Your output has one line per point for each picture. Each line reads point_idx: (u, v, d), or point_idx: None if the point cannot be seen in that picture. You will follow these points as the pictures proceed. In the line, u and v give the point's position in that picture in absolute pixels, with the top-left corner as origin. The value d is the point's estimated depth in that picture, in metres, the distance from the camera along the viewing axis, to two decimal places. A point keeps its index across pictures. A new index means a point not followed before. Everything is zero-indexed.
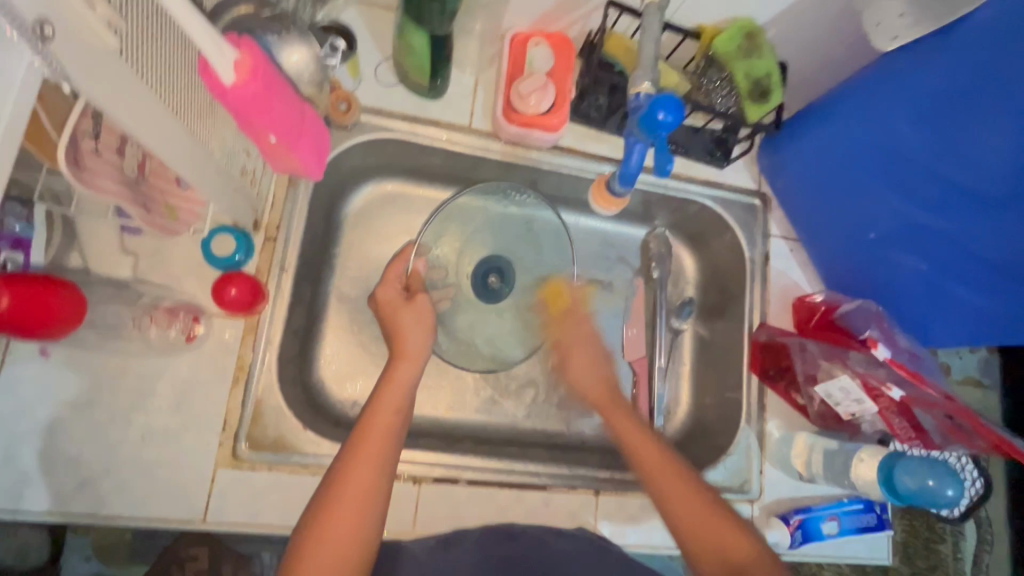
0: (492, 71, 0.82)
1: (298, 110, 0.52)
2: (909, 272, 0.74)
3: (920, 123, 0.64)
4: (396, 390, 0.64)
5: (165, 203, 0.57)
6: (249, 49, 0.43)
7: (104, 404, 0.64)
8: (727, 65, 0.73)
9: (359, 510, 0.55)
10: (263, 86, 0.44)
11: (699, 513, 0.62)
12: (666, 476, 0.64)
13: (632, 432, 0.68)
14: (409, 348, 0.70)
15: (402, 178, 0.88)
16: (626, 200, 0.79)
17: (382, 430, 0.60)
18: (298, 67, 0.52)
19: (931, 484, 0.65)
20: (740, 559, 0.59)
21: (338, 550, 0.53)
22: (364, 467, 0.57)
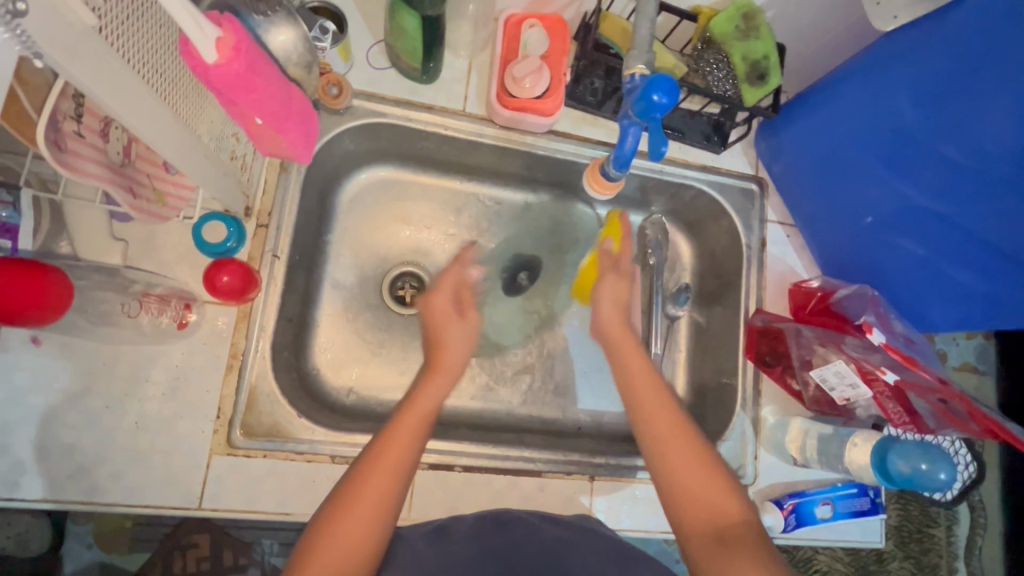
0: (486, 54, 0.81)
1: (285, 91, 0.51)
2: (905, 255, 0.73)
3: (922, 105, 0.63)
4: (425, 403, 0.63)
5: (155, 188, 0.56)
6: (231, 26, 0.41)
7: (97, 392, 0.64)
8: (724, 47, 0.72)
9: (369, 516, 0.55)
10: (246, 65, 0.43)
11: (696, 472, 0.59)
12: (674, 441, 0.61)
13: (650, 395, 0.65)
14: (445, 366, 0.67)
15: (396, 164, 0.88)
16: (620, 184, 0.77)
17: (406, 442, 0.59)
18: (285, 48, 0.52)
19: (924, 468, 0.65)
20: (726, 517, 0.56)
21: (343, 556, 0.53)
22: (380, 476, 0.56)
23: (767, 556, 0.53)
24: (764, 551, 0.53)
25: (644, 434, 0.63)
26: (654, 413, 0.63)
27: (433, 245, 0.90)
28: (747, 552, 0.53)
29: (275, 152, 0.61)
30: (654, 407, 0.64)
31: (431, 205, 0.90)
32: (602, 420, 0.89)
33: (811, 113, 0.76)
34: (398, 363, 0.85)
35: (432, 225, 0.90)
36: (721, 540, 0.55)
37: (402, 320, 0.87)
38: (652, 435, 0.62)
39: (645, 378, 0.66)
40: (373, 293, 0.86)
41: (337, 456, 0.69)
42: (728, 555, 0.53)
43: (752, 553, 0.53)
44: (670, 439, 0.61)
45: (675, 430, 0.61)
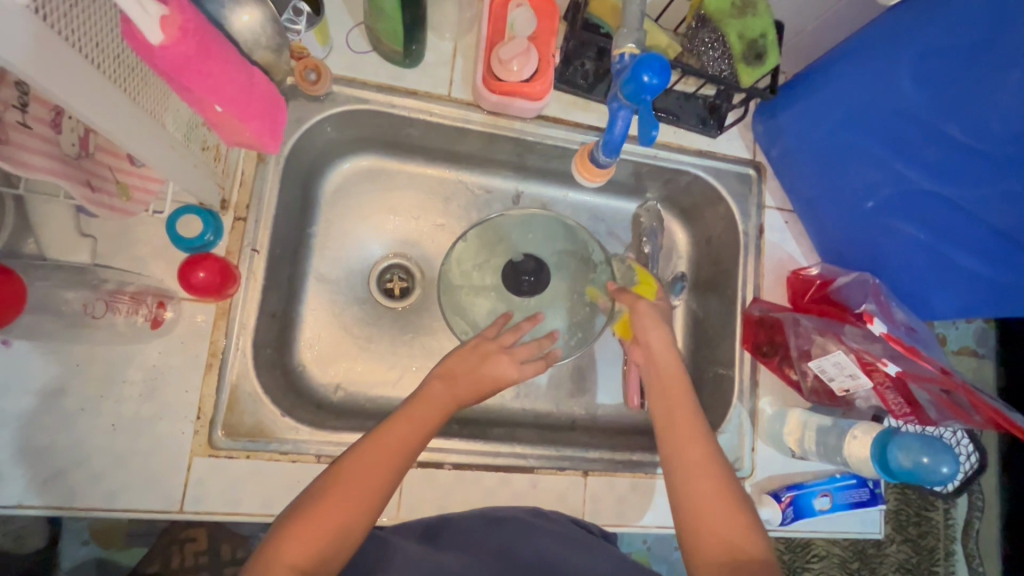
0: (472, 36, 0.78)
1: (246, 75, 0.49)
2: (906, 240, 0.71)
3: (923, 83, 0.60)
4: (426, 411, 0.63)
5: (120, 183, 0.54)
6: (176, 3, 0.40)
7: (72, 393, 0.62)
8: (719, 25, 0.69)
9: (349, 505, 0.55)
10: (196, 46, 0.41)
11: (714, 505, 0.58)
12: (703, 487, 0.60)
13: (681, 402, 0.66)
14: (462, 383, 0.67)
15: (380, 153, 0.85)
16: (608, 173, 0.74)
17: (397, 442, 0.59)
18: (251, 28, 0.49)
19: (925, 461, 0.62)
20: (741, 551, 0.56)
21: (317, 543, 0.53)
22: (366, 470, 0.57)
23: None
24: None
25: (673, 478, 0.62)
26: (687, 457, 0.62)
27: (421, 236, 0.87)
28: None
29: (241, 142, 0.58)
30: (691, 455, 0.62)
31: (419, 194, 0.87)
32: (596, 413, 0.87)
33: (808, 94, 0.74)
34: (386, 358, 0.83)
35: (418, 215, 0.87)
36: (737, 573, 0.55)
37: (390, 314, 0.84)
38: (683, 482, 0.61)
39: (681, 414, 0.65)
40: (360, 286, 0.84)
41: (322, 456, 0.67)
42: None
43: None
44: (698, 485, 0.60)
45: (703, 472, 0.60)
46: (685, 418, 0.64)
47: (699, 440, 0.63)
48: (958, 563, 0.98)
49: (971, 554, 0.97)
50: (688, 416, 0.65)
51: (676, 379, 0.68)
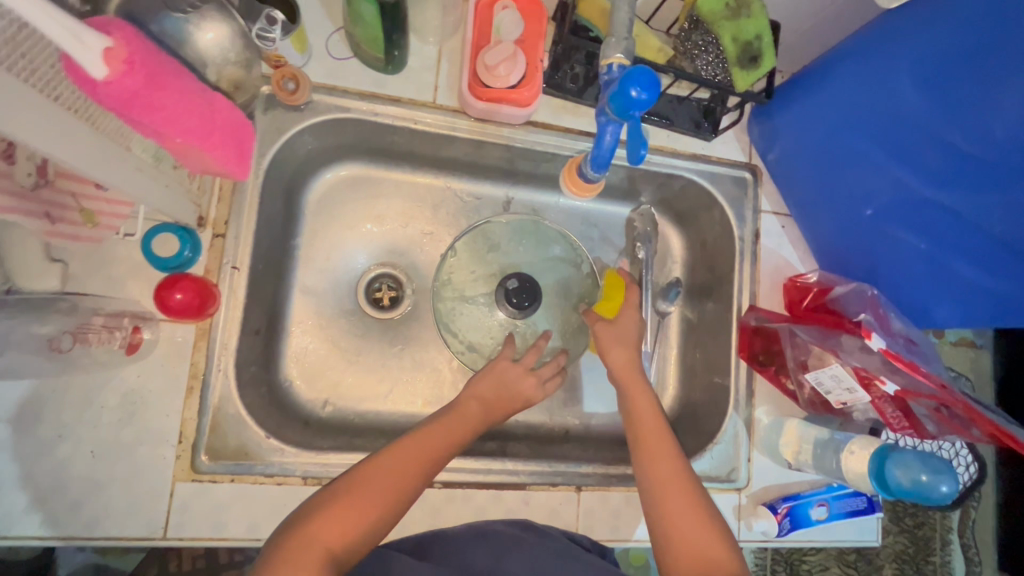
0: (457, 40, 0.75)
1: (205, 104, 0.48)
2: (908, 249, 0.69)
3: (924, 88, 0.58)
4: (461, 423, 0.66)
5: (83, 209, 0.57)
6: (121, 34, 0.39)
7: (48, 419, 0.60)
8: (713, 27, 0.66)
9: (381, 494, 0.56)
10: (144, 79, 0.40)
11: (693, 523, 0.58)
12: (687, 516, 0.59)
13: (650, 424, 0.67)
14: (496, 404, 0.71)
15: (365, 160, 0.82)
16: (596, 186, 0.74)
17: (432, 444, 0.62)
18: (216, 44, 0.51)
19: (924, 479, 0.61)
20: (717, 566, 0.55)
21: (353, 523, 0.53)
22: (395, 468, 0.58)
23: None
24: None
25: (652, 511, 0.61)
26: (665, 489, 0.61)
27: (410, 245, 0.85)
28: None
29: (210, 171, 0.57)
30: (672, 484, 0.61)
31: (406, 202, 0.85)
32: (591, 423, 0.86)
33: (805, 98, 0.71)
34: (375, 370, 0.81)
35: (406, 224, 0.85)
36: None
37: (378, 326, 0.82)
38: (664, 515, 0.60)
39: (659, 444, 0.65)
40: (347, 298, 0.82)
41: (308, 477, 0.66)
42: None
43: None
44: (681, 515, 0.59)
45: (683, 497, 0.60)
46: (654, 434, 0.66)
47: (679, 471, 0.63)
48: (955, 554, 0.97)
49: (968, 545, 0.97)
50: (662, 445, 0.65)
51: (649, 412, 0.69)
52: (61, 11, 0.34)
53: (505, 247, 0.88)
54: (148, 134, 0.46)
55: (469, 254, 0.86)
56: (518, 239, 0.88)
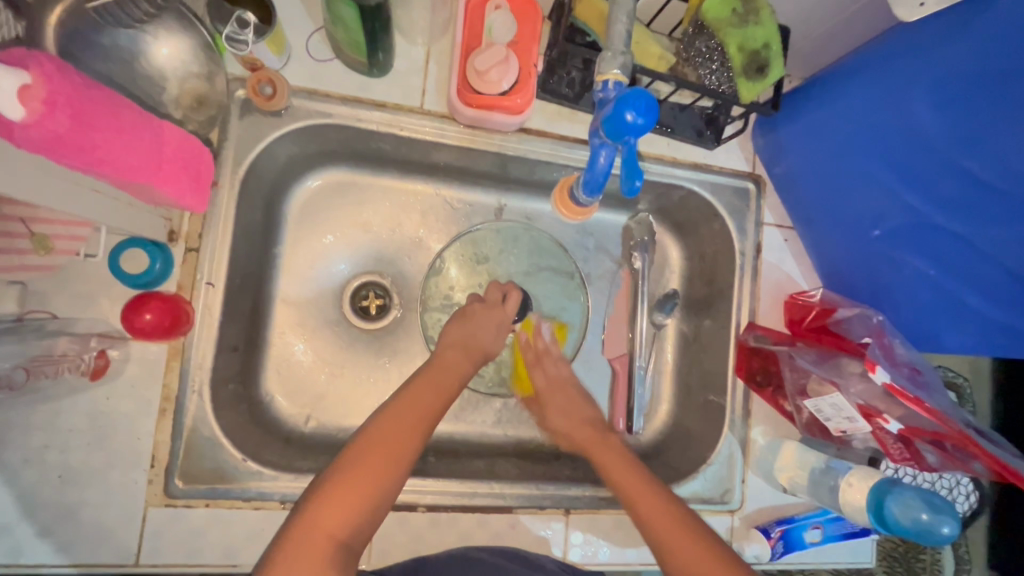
0: (447, 40, 0.71)
1: (148, 138, 0.46)
2: (913, 274, 0.66)
3: (939, 110, 0.55)
4: (446, 375, 0.66)
5: (35, 234, 0.55)
6: (41, 72, 0.37)
7: (13, 444, 0.57)
8: (718, 34, 0.61)
9: (377, 479, 0.54)
10: (68, 118, 0.38)
11: (700, 556, 0.56)
12: (712, 573, 0.55)
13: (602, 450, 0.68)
14: (472, 348, 0.72)
15: (351, 165, 0.79)
16: (587, 210, 0.73)
17: (423, 403, 0.61)
18: (170, 56, 0.52)
19: (924, 518, 0.59)
20: None
21: (353, 505, 0.52)
22: (393, 436, 0.57)
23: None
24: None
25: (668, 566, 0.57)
26: (674, 539, 0.57)
27: (397, 253, 0.82)
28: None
29: (161, 203, 0.55)
30: (652, 501, 0.60)
31: (394, 208, 0.81)
32: None
33: (815, 105, 0.67)
34: (360, 384, 0.78)
35: (393, 231, 0.82)
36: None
37: (364, 337, 0.80)
38: (679, 563, 0.56)
39: (632, 478, 0.63)
40: (332, 308, 0.79)
41: (287, 502, 0.63)
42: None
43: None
44: (709, 575, 0.55)
45: (701, 556, 0.56)
46: (612, 454, 0.67)
47: (688, 527, 0.58)
48: None
49: None
50: (640, 485, 0.62)
51: (600, 442, 0.70)
52: None
53: (501, 261, 0.85)
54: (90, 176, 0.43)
55: (460, 258, 0.83)
56: (512, 248, 0.85)
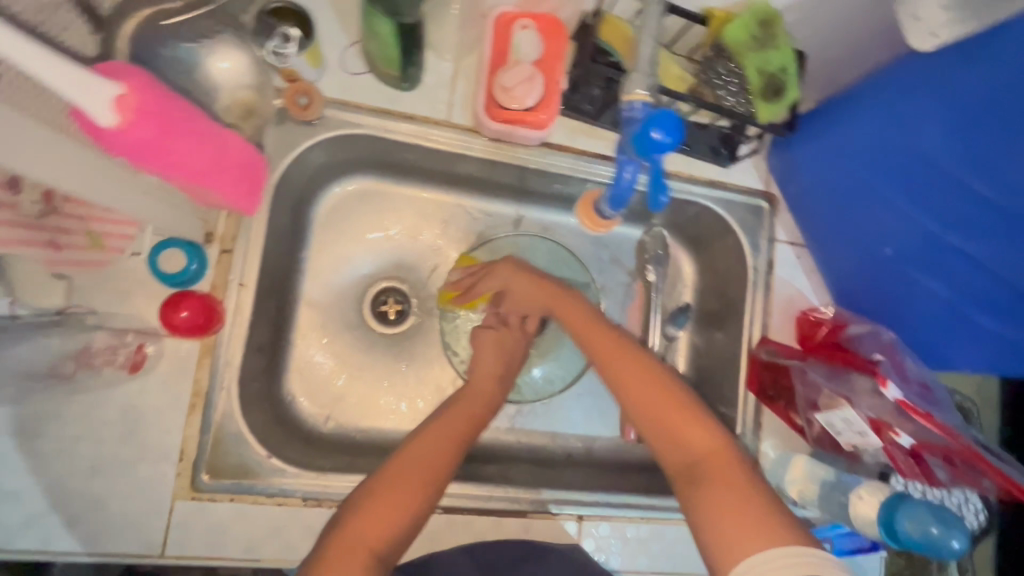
0: (474, 56, 0.74)
1: (217, 143, 0.49)
2: (923, 293, 0.67)
3: (949, 135, 0.57)
4: (480, 401, 0.70)
5: (90, 232, 0.57)
6: (134, 82, 0.39)
7: (48, 434, 0.59)
8: (736, 56, 0.64)
9: (420, 486, 0.55)
10: (153, 127, 0.41)
11: (661, 409, 0.57)
12: (672, 417, 0.56)
13: (594, 333, 0.66)
14: (506, 367, 0.75)
15: (376, 174, 0.81)
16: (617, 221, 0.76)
17: (461, 423, 0.64)
18: (229, 73, 0.53)
19: (934, 532, 0.59)
20: (694, 454, 0.53)
21: (394, 515, 0.53)
22: (433, 451, 0.59)
23: (756, 507, 0.47)
24: (749, 486, 0.49)
25: (637, 415, 0.59)
26: (648, 402, 0.57)
27: (417, 259, 0.84)
28: (724, 493, 0.49)
29: (218, 204, 0.58)
30: (637, 379, 0.59)
31: (416, 217, 0.84)
32: (593, 446, 0.85)
33: (825, 129, 0.70)
34: (379, 388, 0.80)
35: (414, 238, 0.84)
36: (695, 477, 0.52)
37: (383, 340, 0.82)
38: (645, 414, 0.58)
39: (603, 338, 0.65)
40: (353, 312, 0.81)
41: (309, 499, 0.65)
42: (701, 489, 0.50)
43: (733, 493, 0.49)
44: (668, 419, 0.56)
45: (664, 405, 0.57)
46: (602, 333, 0.65)
47: (653, 376, 0.59)
48: None
49: None
50: (616, 347, 0.63)
51: (592, 323, 0.67)
52: (68, 64, 0.34)
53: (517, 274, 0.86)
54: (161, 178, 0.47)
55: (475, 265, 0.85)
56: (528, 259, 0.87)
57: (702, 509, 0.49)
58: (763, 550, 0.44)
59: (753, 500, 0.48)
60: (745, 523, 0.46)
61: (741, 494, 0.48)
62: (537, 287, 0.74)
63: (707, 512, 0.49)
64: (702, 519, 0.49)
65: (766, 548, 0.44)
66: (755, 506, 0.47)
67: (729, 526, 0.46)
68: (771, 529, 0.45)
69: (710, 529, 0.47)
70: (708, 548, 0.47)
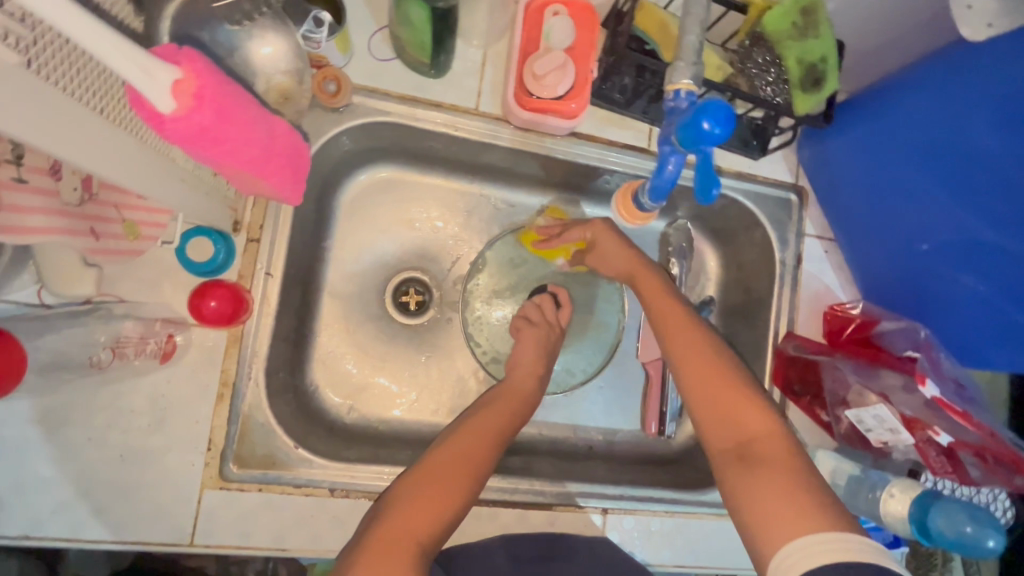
0: (504, 44, 0.72)
1: (268, 131, 0.48)
2: (963, 290, 0.66)
3: (996, 130, 0.56)
4: (514, 401, 0.69)
5: (125, 220, 0.57)
6: (191, 65, 0.39)
7: (77, 422, 0.59)
8: (776, 46, 0.63)
9: (456, 483, 0.55)
10: (211, 114, 0.40)
11: (715, 388, 0.55)
12: (726, 397, 0.54)
13: (660, 299, 0.66)
14: (543, 361, 0.75)
15: (400, 163, 0.80)
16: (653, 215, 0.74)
17: (497, 422, 0.64)
18: (271, 57, 0.52)
19: (969, 531, 0.59)
20: (747, 436, 0.51)
21: (434, 511, 0.52)
22: (468, 449, 0.59)
23: (804, 493, 0.45)
24: (799, 470, 0.47)
25: (690, 390, 0.57)
26: (700, 380, 0.56)
27: (440, 250, 0.83)
28: (773, 478, 0.47)
29: (262, 194, 0.58)
30: (692, 355, 0.58)
31: (440, 207, 0.83)
32: (615, 439, 0.85)
33: (863, 121, 0.68)
34: (402, 379, 0.80)
35: (437, 228, 0.83)
36: (745, 459, 0.49)
37: (406, 332, 0.81)
38: (699, 390, 0.56)
39: (672, 308, 0.64)
40: (375, 303, 0.80)
41: (336, 489, 0.65)
42: (750, 472, 0.48)
43: (783, 478, 0.47)
44: (722, 398, 0.54)
45: (721, 382, 0.55)
46: (663, 308, 0.64)
47: (711, 354, 0.57)
48: None
49: None
50: (683, 320, 0.62)
51: (657, 292, 0.67)
52: (131, 44, 0.34)
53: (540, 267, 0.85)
54: (211, 165, 0.47)
55: (498, 256, 0.84)
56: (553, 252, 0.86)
57: (748, 492, 0.47)
58: (809, 534, 0.42)
59: (804, 486, 0.46)
60: (794, 507, 0.44)
61: (792, 479, 0.46)
62: (621, 251, 0.72)
63: (755, 495, 0.47)
64: (748, 501, 0.47)
65: (811, 534, 0.42)
66: (804, 493, 0.45)
67: (778, 511, 0.45)
68: (818, 515, 0.43)
69: (757, 511, 0.46)
70: (751, 534, 0.46)
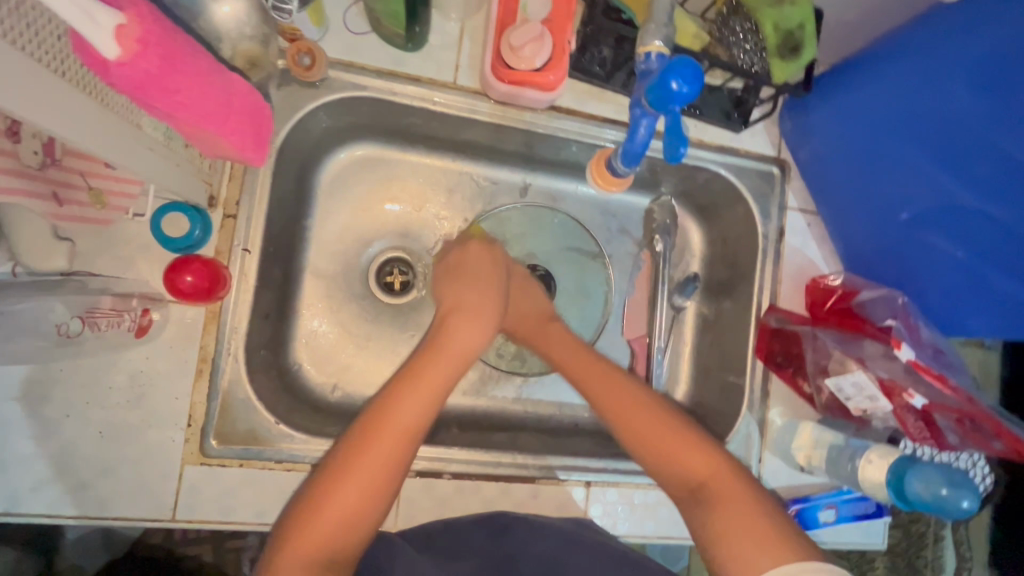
0: (481, 17, 0.72)
1: (223, 85, 0.48)
2: (943, 256, 0.66)
3: (980, 93, 0.55)
4: (454, 343, 0.60)
5: (91, 188, 0.57)
6: (134, 11, 0.38)
7: (56, 399, 0.59)
8: (753, 13, 0.63)
9: (373, 466, 0.51)
10: (157, 60, 0.40)
11: (660, 434, 0.58)
12: (670, 444, 0.57)
13: (575, 361, 0.67)
14: (486, 285, 0.66)
15: (380, 141, 0.80)
16: (627, 181, 0.74)
17: (435, 377, 0.57)
18: (233, 19, 0.51)
19: (944, 493, 0.60)
20: (695, 477, 0.54)
21: (351, 504, 0.50)
22: (389, 414, 0.53)
23: (771, 526, 0.48)
24: (760, 511, 0.49)
25: (630, 441, 0.60)
26: (646, 428, 0.58)
27: (422, 227, 0.83)
28: (737, 509, 0.50)
29: (224, 154, 0.57)
30: (626, 407, 0.61)
31: (421, 184, 0.82)
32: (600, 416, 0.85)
33: (846, 93, 0.68)
34: (385, 358, 0.80)
35: (418, 207, 0.83)
36: (699, 498, 0.53)
37: (388, 310, 0.81)
38: (641, 444, 0.59)
39: (595, 373, 0.65)
40: (358, 282, 0.80)
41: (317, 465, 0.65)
42: (708, 510, 0.51)
43: (743, 512, 0.49)
44: (667, 444, 0.57)
45: (659, 430, 0.58)
46: (587, 358, 0.67)
47: (647, 408, 0.60)
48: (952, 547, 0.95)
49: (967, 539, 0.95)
50: (608, 378, 0.64)
51: (578, 357, 0.68)
52: None
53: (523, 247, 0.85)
54: (164, 118, 0.47)
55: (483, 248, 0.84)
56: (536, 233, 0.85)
57: (708, 528, 0.50)
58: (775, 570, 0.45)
59: (768, 522, 0.48)
60: (765, 544, 0.47)
61: (758, 523, 0.48)
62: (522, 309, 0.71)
63: (719, 533, 0.49)
64: (715, 537, 0.49)
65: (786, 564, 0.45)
66: (768, 526, 0.48)
67: (747, 547, 0.47)
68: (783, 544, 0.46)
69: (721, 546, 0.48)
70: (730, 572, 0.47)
